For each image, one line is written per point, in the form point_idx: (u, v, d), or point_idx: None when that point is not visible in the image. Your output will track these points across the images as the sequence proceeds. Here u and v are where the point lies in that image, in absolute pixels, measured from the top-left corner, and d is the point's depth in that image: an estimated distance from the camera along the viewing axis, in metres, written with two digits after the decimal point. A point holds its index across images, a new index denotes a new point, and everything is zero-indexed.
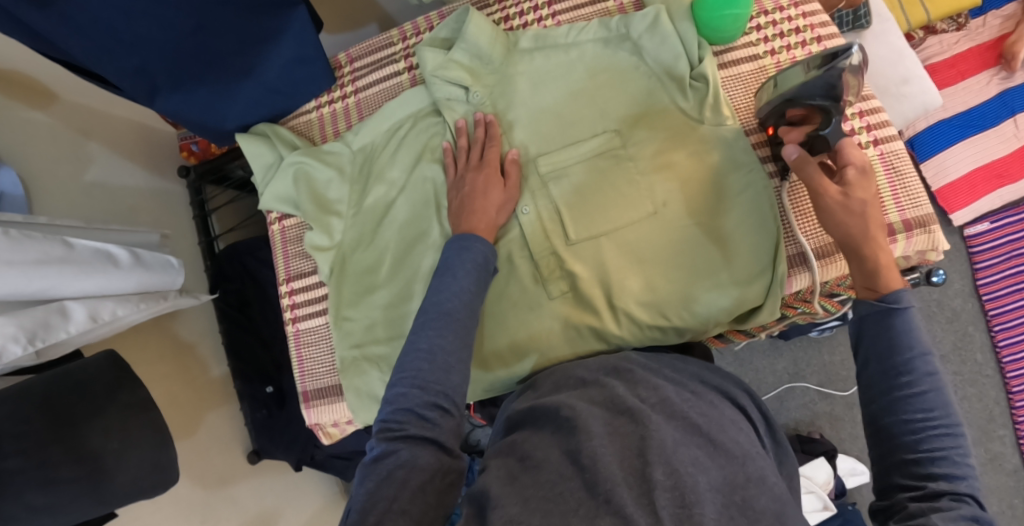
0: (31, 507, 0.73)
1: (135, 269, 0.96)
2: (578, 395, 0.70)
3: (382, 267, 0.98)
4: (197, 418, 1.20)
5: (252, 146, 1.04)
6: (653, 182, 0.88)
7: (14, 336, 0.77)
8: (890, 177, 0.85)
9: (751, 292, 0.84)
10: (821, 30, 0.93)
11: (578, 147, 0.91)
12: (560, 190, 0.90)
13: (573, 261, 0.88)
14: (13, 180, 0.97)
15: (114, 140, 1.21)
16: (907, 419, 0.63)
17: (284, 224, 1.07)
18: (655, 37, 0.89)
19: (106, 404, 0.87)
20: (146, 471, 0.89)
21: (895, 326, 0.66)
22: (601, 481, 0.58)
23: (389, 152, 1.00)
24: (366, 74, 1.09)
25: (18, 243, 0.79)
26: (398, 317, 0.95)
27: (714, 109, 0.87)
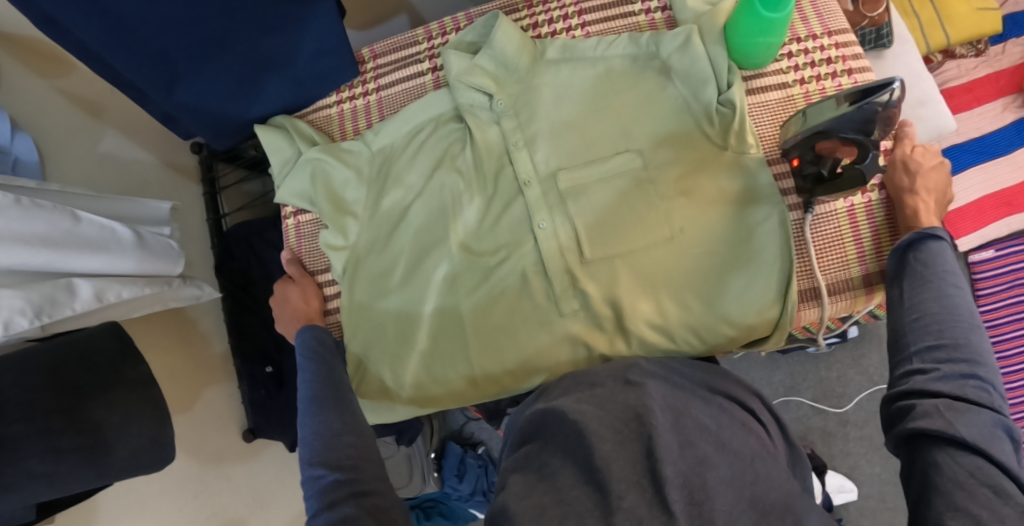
0: (32, 475, 0.75)
1: (139, 249, 0.97)
2: (589, 396, 0.70)
3: (397, 269, 0.97)
4: (195, 394, 1.21)
5: (272, 139, 1.04)
6: (670, 204, 0.88)
7: (23, 309, 0.79)
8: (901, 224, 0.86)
9: (760, 323, 0.86)
10: (853, 62, 0.93)
11: (601, 166, 0.90)
12: (578, 209, 0.90)
13: (585, 281, 0.89)
14: (30, 147, 0.98)
15: (130, 113, 1.22)
16: (924, 344, 0.70)
17: (299, 219, 1.06)
18: (685, 57, 0.88)
19: (113, 381, 0.88)
20: (144, 448, 0.89)
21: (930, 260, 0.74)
22: (613, 482, 0.59)
23: (408, 155, 0.98)
24: (390, 71, 1.10)
25: (29, 213, 0.81)
26: (410, 322, 0.96)
27: (739, 137, 0.86)
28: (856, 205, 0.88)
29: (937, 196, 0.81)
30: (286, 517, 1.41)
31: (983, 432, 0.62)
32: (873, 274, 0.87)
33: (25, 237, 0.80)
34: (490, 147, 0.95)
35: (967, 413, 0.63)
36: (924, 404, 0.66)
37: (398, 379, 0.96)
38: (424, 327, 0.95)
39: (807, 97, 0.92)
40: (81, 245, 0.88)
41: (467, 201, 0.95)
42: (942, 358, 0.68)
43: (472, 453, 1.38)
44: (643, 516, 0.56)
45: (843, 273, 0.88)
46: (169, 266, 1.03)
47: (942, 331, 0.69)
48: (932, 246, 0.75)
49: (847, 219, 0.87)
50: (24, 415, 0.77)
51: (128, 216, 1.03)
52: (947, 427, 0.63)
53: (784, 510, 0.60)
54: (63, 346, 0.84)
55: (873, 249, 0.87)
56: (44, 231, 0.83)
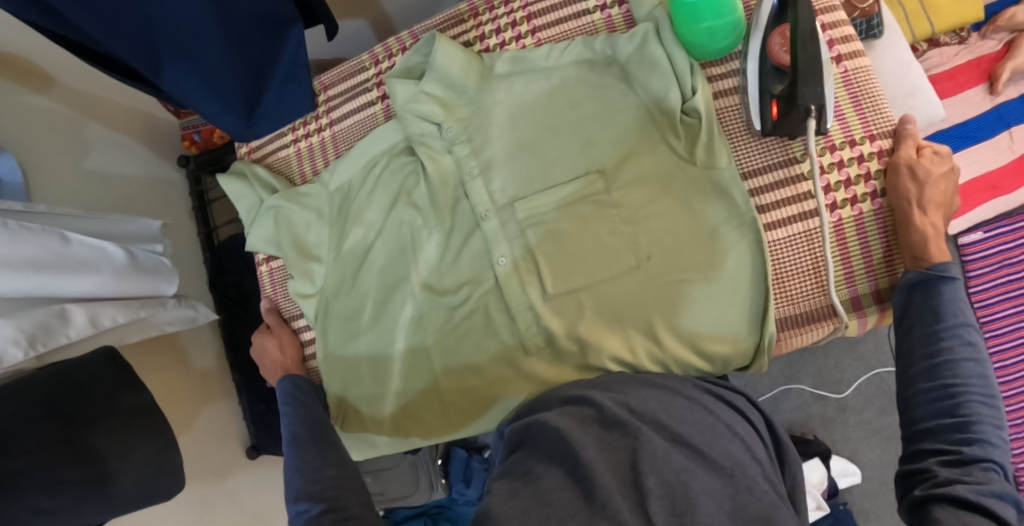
0: (37, 510, 0.75)
1: (132, 270, 0.98)
2: (577, 409, 0.68)
3: (365, 311, 0.84)
4: (194, 414, 1.20)
5: (233, 186, 0.92)
6: (639, 231, 0.76)
7: (15, 338, 0.79)
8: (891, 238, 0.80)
9: (737, 359, 0.75)
10: (842, 46, 0.84)
11: (560, 190, 0.77)
12: (539, 238, 0.77)
13: (551, 318, 0.77)
14: (12, 167, 0.97)
15: (112, 130, 1.21)
16: (936, 413, 0.66)
17: (272, 264, 0.93)
18: (645, 62, 0.76)
19: (111, 410, 0.89)
20: (148, 475, 0.90)
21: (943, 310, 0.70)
22: (597, 488, 0.57)
23: (366, 191, 0.85)
24: (339, 104, 0.93)
25: (18, 236, 0.81)
26: (382, 365, 0.84)
27: (708, 149, 0.74)
28: (844, 219, 0.80)
29: (944, 212, 0.76)
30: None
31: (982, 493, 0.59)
32: (865, 295, 0.82)
33: (14, 262, 0.79)
34: (445, 176, 0.81)
35: (977, 484, 0.60)
36: (937, 477, 0.62)
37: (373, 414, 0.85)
38: (397, 364, 0.83)
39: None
40: (70, 267, 0.87)
41: (427, 235, 0.82)
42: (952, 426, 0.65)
43: (478, 457, 1.34)
44: (625, 519, 0.54)
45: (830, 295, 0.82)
46: (161, 285, 1.04)
47: (954, 397, 0.65)
48: (946, 298, 0.71)
49: (835, 236, 0.80)
50: (25, 449, 0.76)
51: (118, 235, 1.03)
52: (954, 492, 0.59)
53: (768, 520, 0.57)
54: (57, 372, 0.84)
55: (863, 269, 0.81)
56: (32, 254, 0.82)
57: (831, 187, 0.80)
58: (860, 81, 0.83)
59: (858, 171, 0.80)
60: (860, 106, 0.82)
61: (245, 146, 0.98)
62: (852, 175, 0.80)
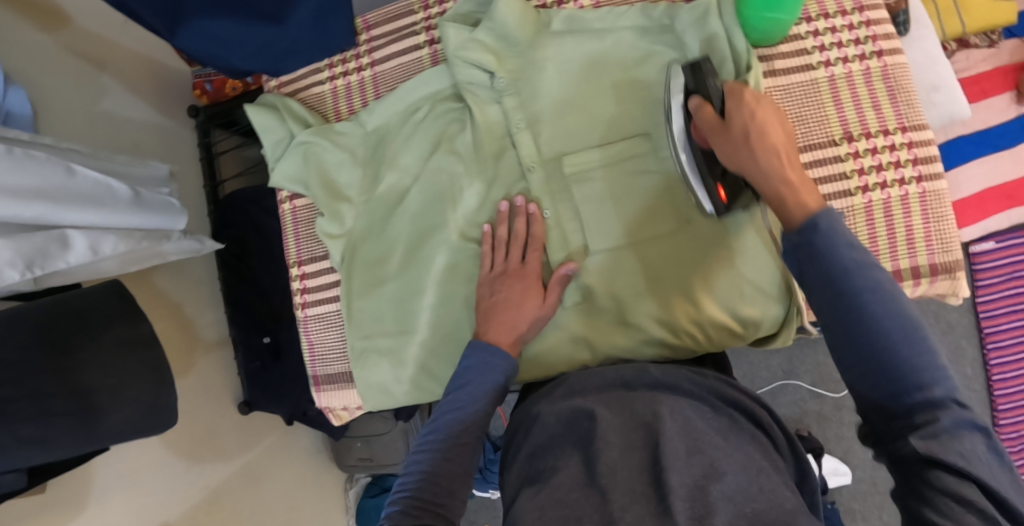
0: (21, 440, 0.72)
1: (137, 208, 0.94)
2: (615, 401, 0.66)
3: (393, 258, 0.82)
4: (192, 363, 1.18)
5: (260, 118, 0.88)
6: (680, 196, 0.74)
7: (12, 261, 0.76)
8: (926, 217, 0.71)
9: (762, 324, 0.74)
10: (884, 43, 0.73)
11: (607, 149, 0.75)
12: (585, 197, 0.76)
13: (588, 272, 0.76)
14: (24, 101, 0.93)
15: (124, 69, 1.17)
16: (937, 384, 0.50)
17: (295, 203, 0.90)
18: (700, 33, 0.71)
19: (103, 332, 0.85)
20: (141, 415, 0.86)
21: (823, 247, 0.54)
22: (612, 488, 0.56)
23: (404, 136, 0.82)
24: (383, 45, 0.89)
25: (20, 164, 0.78)
26: (408, 311, 0.81)
27: None
28: (873, 202, 0.71)
29: None
30: (297, 478, 1.39)
31: (1004, 481, 0.47)
32: (904, 270, 0.72)
33: (16, 189, 0.77)
34: (489, 127, 0.79)
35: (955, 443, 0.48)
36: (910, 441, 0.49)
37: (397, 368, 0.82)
38: (425, 312, 0.80)
39: (832, 82, 0.73)
40: (76, 199, 0.84)
41: (466, 185, 0.79)
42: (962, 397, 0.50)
43: None
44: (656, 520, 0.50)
45: None
46: (171, 220, 1.02)
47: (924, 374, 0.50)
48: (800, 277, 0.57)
49: (864, 216, 0.71)
50: (12, 378, 0.73)
51: (126, 175, 1.01)
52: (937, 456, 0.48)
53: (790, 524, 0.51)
54: (56, 306, 0.81)
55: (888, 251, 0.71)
56: (35, 184, 0.80)
57: (862, 171, 0.71)
58: (899, 78, 0.73)
59: (890, 158, 0.71)
60: (896, 99, 0.73)
61: (274, 79, 0.94)
62: (883, 160, 0.71)
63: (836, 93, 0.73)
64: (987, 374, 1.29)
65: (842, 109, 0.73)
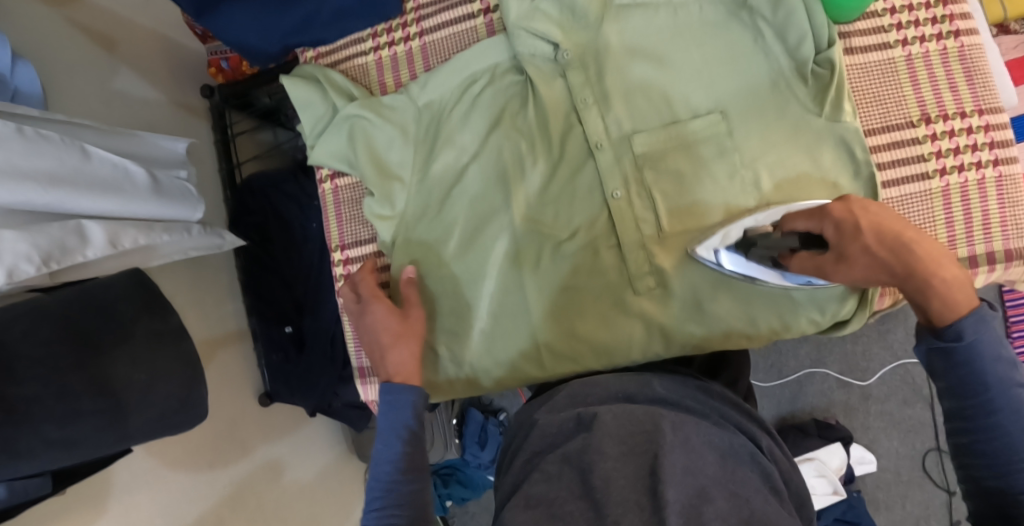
0: (48, 442, 0.66)
1: (155, 195, 0.89)
2: (620, 407, 0.61)
3: (451, 240, 0.79)
4: (211, 353, 1.13)
5: (300, 92, 0.83)
6: (760, 174, 0.72)
7: (28, 255, 0.71)
8: (1001, 199, 0.71)
9: (837, 307, 0.72)
10: (961, 22, 0.73)
11: (678, 128, 0.73)
12: (656, 177, 0.73)
13: (662, 258, 0.73)
14: (33, 77, 0.87)
15: (137, 46, 1.11)
16: None
17: (336, 183, 0.88)
18: (780, 7, 0.70)
19: (130, 330, 0.79)
20: (173, 412, 0.80)
21: (971, 336, 0.54)
22: (609, 504, 0.51)
23: (461, 111, 0.78)
24: (433, 13, 0.85)
25: (34, 146, 0.74)
26: (466, 298, 0.78)
27: (835, 103, 0.70)
28: (951, 185, 0.71)
29: None
30: (315, 470, 1.35)
31: None
32: (980, 256, 0.71)
33: (29, 173, 0.72)
34: (554, 103, 0.75)
35: None
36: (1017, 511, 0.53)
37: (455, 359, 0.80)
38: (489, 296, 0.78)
39: (909, 62, 0.72)
40: (92, 185, 0.80)
41: (530, 162, 0.76)
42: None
43: (494, 420, 1.35)
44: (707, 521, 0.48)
45: None
46: (187, 212, 0.96)
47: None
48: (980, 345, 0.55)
49: (941, 199, 0.71)
50: (35, 375, 0.67)
51: (141, 158, 0.95)
52: None
53: None
54: (79, 297, 0.75)
55: (965, 235, 0.71)
56: (50, 168, 0.75)
57: (941, 153, 0.71)
58: (974, 59, 0.72)
59: (965, 142, 0.71)
60: (973, 81, 0.72)
61: (313, 50, 0.91)
62: (960, 144, 0.71)
63: (913, 74, 0.73)
64: None
65: (919, 90, 0.72)
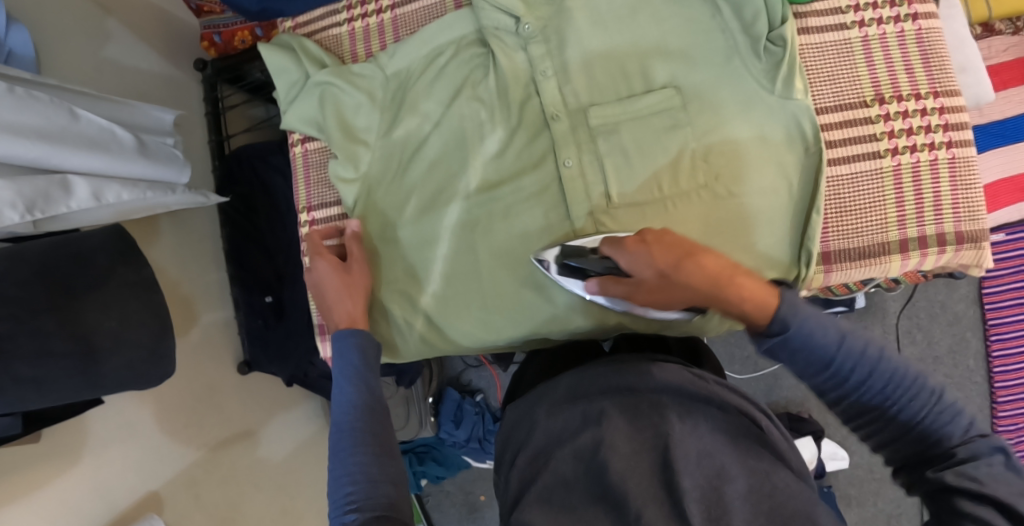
0: (18, 379, 0.68)
1: (142, 156, 0.92)
2: (624, 401, 0.61)
3: (410, 203, 0.82)
4: (193, 318, 1.15)
5: (275, 58, 0.85)
6: (711, 148, 0.73)
7: (13, 202, 0.74)
8: (954, 182, 0.75)
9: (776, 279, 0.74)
10: (919, 5, 0.76)
11: (635, 101, 0.74)
12: (610, 149, 0.75)
13: (611, 229, 0.75)
14: (26, 41, 0.89)
15: (132, 19, 1.14)
16: (930, 412, 0.54)
17: (308, 146, 0.91)
18: None
19: (107, 279, 0.81)
20: (143, 361, 0.82)
21: (804, 321, 0.58)
22: (630, 500, 0.52)
23: (426, 80, 0.81)
24: None
25: (22, 103, 0.76)
26: (422, 261, 0.82)
27: (786, 80, 0.71)
28: (902, 164, 0.75)
29: None
30: (291, 441, 1.37)
31: None
32: (930, 237, 0.75)
33: (16, 127, 0.75)
34: (515, 75, 0.77)
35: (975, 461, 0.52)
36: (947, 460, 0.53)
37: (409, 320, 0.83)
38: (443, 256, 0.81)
39: (866, 44, 0.76)
40: (79, 143, 0.82)
41: (489, 131, 0.79)
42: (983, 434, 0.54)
43: (469, 400, 1.37)
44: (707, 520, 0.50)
45: (879, 235, 0.75)
46: (171, 174, 0.98)
47: (929, 413, 0.54)
48: (807, 332, 0.58)
49: (892, 179, 0.75)
50: (10, 314, 0.69)
51: (131, 121, 0.98)
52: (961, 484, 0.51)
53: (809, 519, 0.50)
54: (59, 243, 0.78)
55: (916, 215, 0.75)
56: (38, 125, 0.77)
57: (892, 133, 0.75)
58: (933, 42, 0.76)
59: (919, 123, 0.75)
60: (929, 65, 0.76)
61: (290, 21, 0.93)
62: (914, 125, 0.75)
63: (869, 55, 0.76)
64: (989, 366, 1.29)
65: (874, 72, 0.76)
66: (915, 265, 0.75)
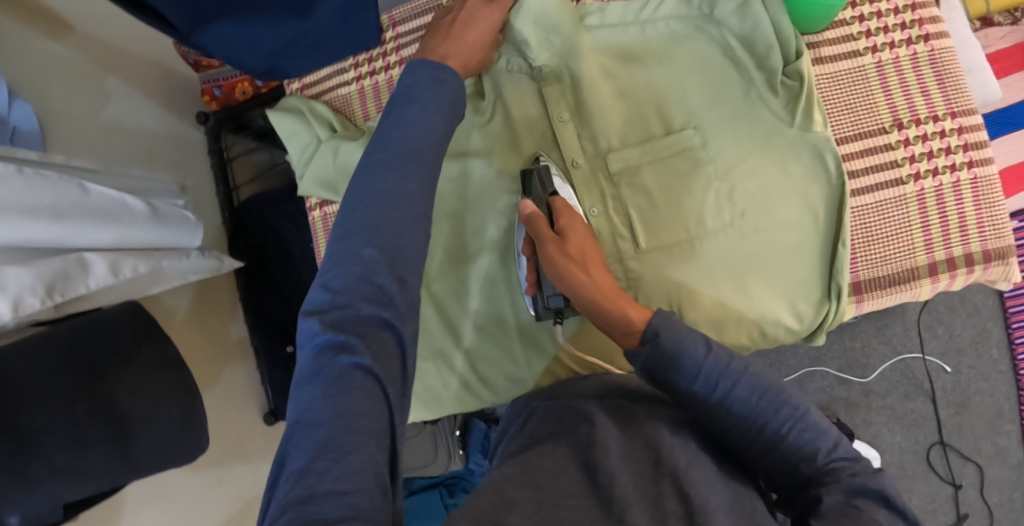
0: (56, 468, 0.68)
1: (155, 223, 0.91)
2: (615, 416, 0.64)
3: (437, 257, 0.85)
4: (215, 374, 1.15)
5: (286, 123, 0.91)
6: (734, 185, 0.77)
7: (33, 287, 0.72)
8: (977, 203, 0.77)
9: (805, 307, 0.78)
10: (931, 26, 0.79)
11: (656, 146, 0.78)
12: (635, 195, 0.79)
13: (641, 273, 0.78)
14: (30, 115, 0.89)
15: (131, 78, 1.13)
16: (796, 428, 0.58)
17: (326, 210, 0.93)
18: (742, 21, 0.75)
19: (132, 358, 0.81)
20: (175, 435, 0.82)
21: (676, 340, 0.61)
22: (616, 499, 0.51)
23: None
24: (411, 42, 0.92)
25: (35, 183, 0.75)
26: (452, 313, 0.86)
27: (806, 113, 0.75)
28: (926, 189, 0.77)
29: None
30: None
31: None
32: (958, 257, 0.77)
33: (31, 208, 0.73)
34: (531, 127, 0.82)
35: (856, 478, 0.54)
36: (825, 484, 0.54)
37: (440, 374, 0.86)
38: (474, 307, 0.85)
39: (880, 69, 0.79)
40: (92, 217, 0.80)
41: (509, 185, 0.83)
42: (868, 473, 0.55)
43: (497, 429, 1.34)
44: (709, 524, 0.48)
45: (907, 260, 0.78)
46: (186, 237, 0.97)
47: (796, 429, 0.58)
48: (673, 350, 0.61)
49: (916, 203, 0.77)
50: (44, 406, 0.69)
51: (140, 190, 0.96)
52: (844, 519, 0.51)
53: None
54: (83, 329, 0.77)
55: (943, 238, 0.77)
56: (51, 203, 0.76)
57: (914, 157, 0.78)
58: (945, 63, 0.79)
59: (940, 145, 0.78)
60: (944, 86, 0.78)
61: (297, 82, 0.97)
62: (934, 147, 0.77)
63: (885, 80, 0.79)
64: (1013, 354, 1.29)
65: (891, 98, 0.79)
66: (942, 286, 0.78)
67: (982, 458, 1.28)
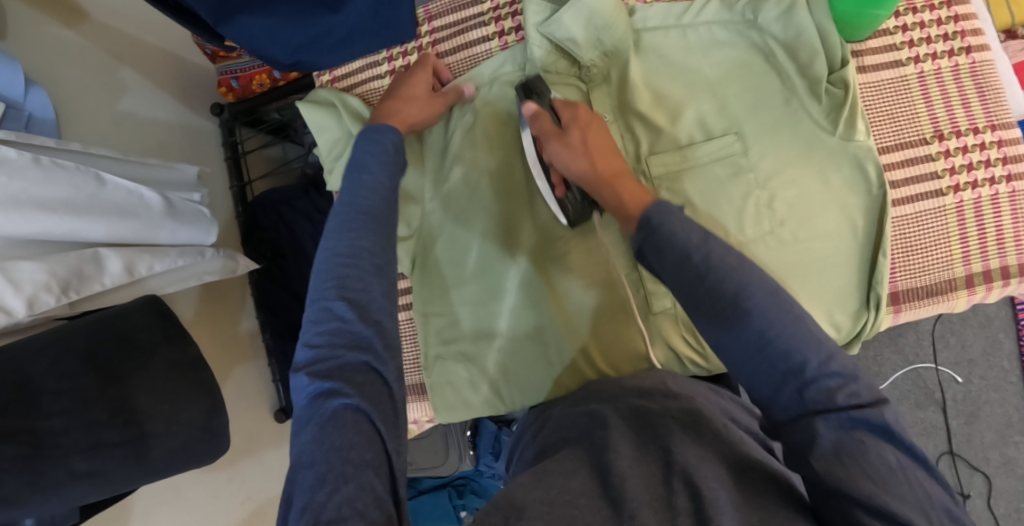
0: (75, 473, 0.66)
1: (171, 218, 0.87)
2: (630, 414, 0.63)
3: (470, 259, 0.87)
4: (226, 373, 1.14)
5: (316, 117, 0.89)
6: (775, 194, 0.77)
7: (48, 285, 0.70)
8: (1015, 215, 0.78)
9: (840, 316, 0.78)
10: (972, 38, 0.80)
11: (698, 151, 0.79)
12: (675, 200, 0.80)
13: None
14: (46, 103, 0.87)
15: (146, 68, 1.11)
16: (791, 346, 0.53)
17: None
18: (787, 27, 0.76)
19: (151, 357, 0.80)
20: (195, 439, 0.81)
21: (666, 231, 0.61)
22: (626, 499, 0.51)
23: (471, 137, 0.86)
24: (448, 37, 0.90)
25: (50, 174, 0.72)
26: (485, 316, 0.87)
27: (848, 123, 0.75)
28: (965, 201, 0.78)
29: None
30: None
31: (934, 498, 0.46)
32: (994, 270, 0.79)
33: (46, 202, 0.71)
34: None
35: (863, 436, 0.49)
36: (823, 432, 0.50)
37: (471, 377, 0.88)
38: (506, 309, 0.86)
39: (921, 79, 0.79)
40: (106, 211, 0.78)
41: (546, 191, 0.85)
42: (869, 397, 0.51)
43: None
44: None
45: (945, 272, 0.79)
46: (200, 234, 0.92)
47: (796, 345, 0.53)
48: (665, 239, 0.61)
49: (955, 215, 0.78)
50: (61, 409, 0.67)
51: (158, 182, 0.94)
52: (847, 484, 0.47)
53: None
54: (99, 328, 0.75)
55: (979, 250, 0.78)
56: (66, 196, 0.74)
57: (954, 169, 0.78)
58: (986, 74, 0.80)
59: (980, 158, 0.78)
60: (985, 98, 0.79)
61: (328, 74, 0.94)
62: (974, 159, 0.78)
63: (925, 90, 0.79)
64: None
65: (932, 109, 0.79)
66: (977, 297, 0.79)
67: (991, 468, 1.28)
